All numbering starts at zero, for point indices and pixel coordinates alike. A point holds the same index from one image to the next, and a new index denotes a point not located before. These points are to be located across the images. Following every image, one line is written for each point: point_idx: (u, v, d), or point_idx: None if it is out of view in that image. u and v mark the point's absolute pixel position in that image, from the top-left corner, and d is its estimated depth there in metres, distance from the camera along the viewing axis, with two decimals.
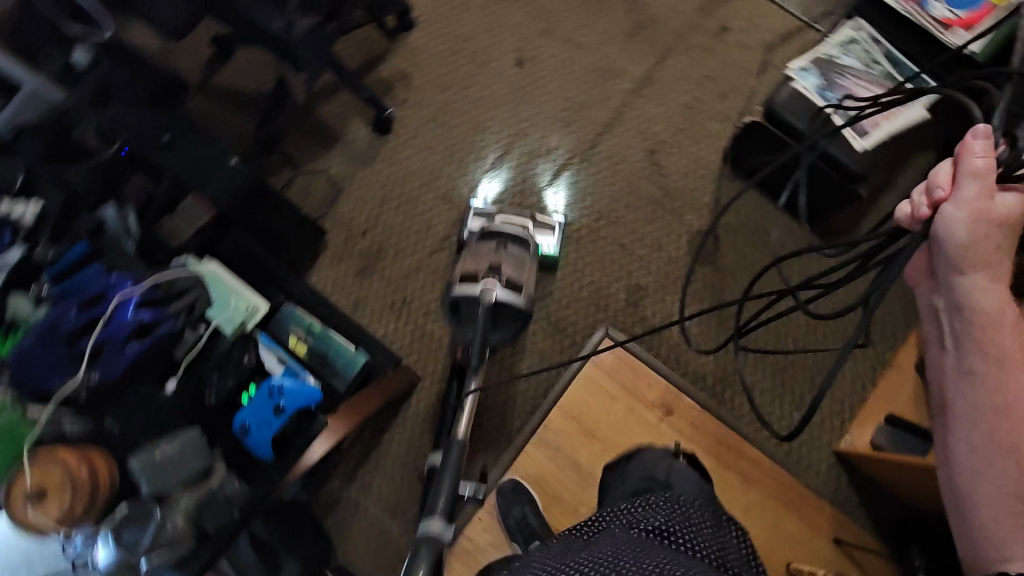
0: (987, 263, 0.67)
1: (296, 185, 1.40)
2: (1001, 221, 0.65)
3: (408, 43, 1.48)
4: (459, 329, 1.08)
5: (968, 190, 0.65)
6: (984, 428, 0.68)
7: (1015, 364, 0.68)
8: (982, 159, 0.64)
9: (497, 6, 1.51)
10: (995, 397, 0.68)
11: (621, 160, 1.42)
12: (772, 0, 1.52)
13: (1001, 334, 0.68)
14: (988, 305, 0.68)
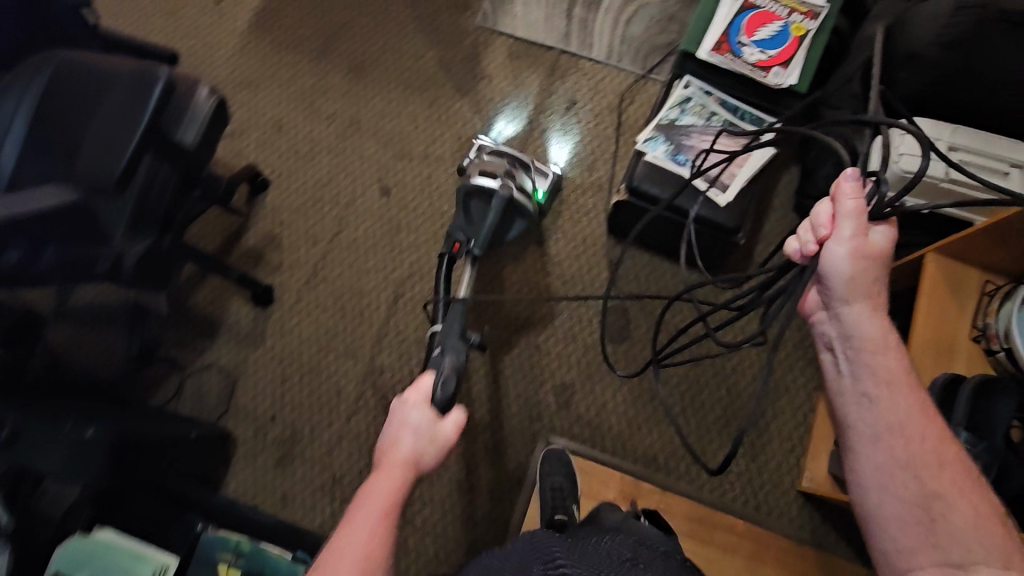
0: (868, 293, 0.67)
1: (187, 389, 1.31)
2: (878, 258, 0.66)
3: (267, 205, 1.43)
4: (470, 219, 1.20)
5: (845, 228, 0.65)
6: (884, 446, 0.66)
7: (899, 384, 0.67)
8: (856, 199, 0.65)
9: (346, 143, 1.47)
10: (889, 416, 0.66)
11: (512, 260, 1.38)
12: (607, 62, 1.53)
13: (886, 358, 0.67)
14: (874, 333, 0.68)
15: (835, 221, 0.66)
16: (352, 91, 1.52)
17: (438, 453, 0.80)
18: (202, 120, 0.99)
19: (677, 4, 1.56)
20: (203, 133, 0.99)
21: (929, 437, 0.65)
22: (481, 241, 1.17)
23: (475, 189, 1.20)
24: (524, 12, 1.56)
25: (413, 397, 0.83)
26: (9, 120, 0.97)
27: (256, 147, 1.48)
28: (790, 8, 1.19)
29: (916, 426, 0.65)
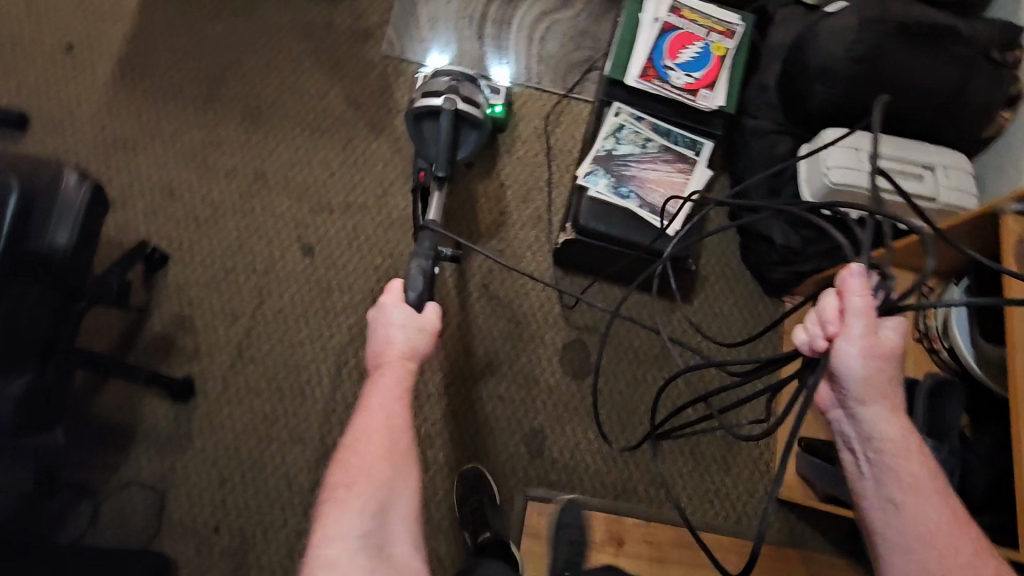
0: (883, 396, 0.68)
1: (105, 513, 1.12)
2: (891, 354, 0.65)
3: (170, 283, 1.24)
4: (421, 139, 1.18)
5: (855, 327, 0.63)
6: (915, 554, 0.68)
7: (924, 489, 0.68)
8: (864, 296, 0.63)
9: (253, 201, 1.31)
10: (918, 523, 0.68)
11: (460, 308, 1.30)
12: (526, 85, 1.46)
13: (910, 462, 0.68)
14: (894, 435, 0.68)
15: (844, 318, 0.64)
16: (252, 140, 1.35)
17: (431, 338, 0.81)
18: (75, 215, 0.82)
19: (588, 18, 1.53)
20: (79, 232, 0.82)
21: (960, 544, 0.67)
22: (440, 159, 1.10)
23: (424, 114, 1.17)
24: (432, 35, 1.46)
25: (388, 299, 0.80)
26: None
27: (145, 216, 1.28)
28: (708, 27, 1.19)
29: (944, 534, 0.67)
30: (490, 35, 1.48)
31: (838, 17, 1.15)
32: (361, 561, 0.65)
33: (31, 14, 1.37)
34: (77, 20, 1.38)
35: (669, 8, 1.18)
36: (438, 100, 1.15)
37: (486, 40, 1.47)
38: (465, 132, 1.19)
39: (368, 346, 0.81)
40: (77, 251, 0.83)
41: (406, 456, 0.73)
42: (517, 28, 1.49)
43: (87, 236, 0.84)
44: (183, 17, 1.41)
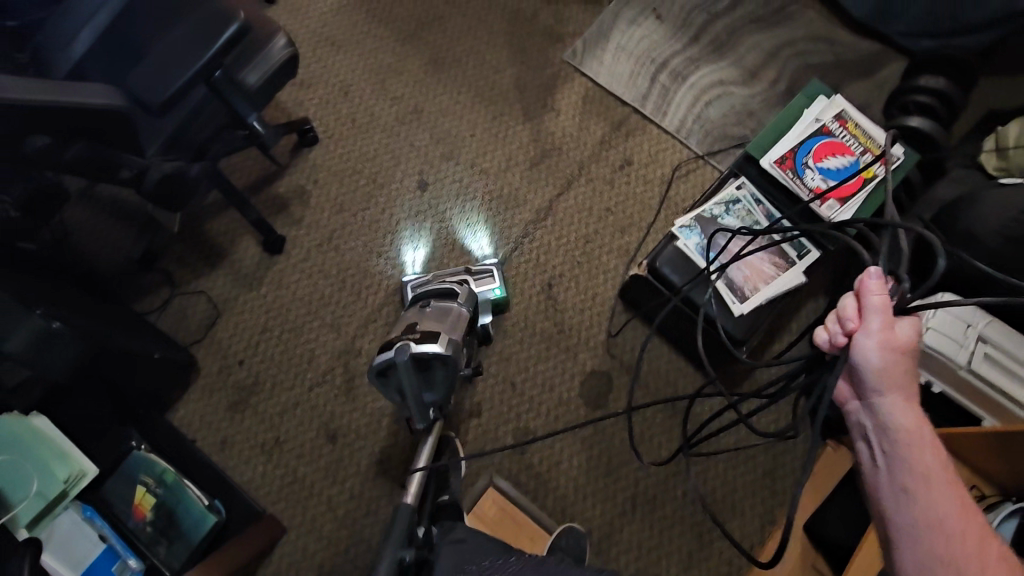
0: (900, 385, 0.68)
1: (171, 306, 1.32)
2: (909, 348, 0.68)
3: (309, 160, 1.45)
4: (388, 392, 1.02)
5: (872, 322, 0.67)
6: (922, 544, 0.62)
7: (938, 479, 0.64)
8: (880, 293, 0.68)
9: (401, 127, 1.49)
10: (931, 513, 0.63)
11: (518, 292, 1.38)
12: (673, 134, 1.52)
13: (924, 451, 0.65)
14: (910, 426, 0.67)
15: (862, 316, 0.68)
16: (425, 81, 1.54)
17: None
18: (269, 66, 1.04)
19: (760, 103, 1.56)
20: (266, 81, 1.04)
21: (973, 537, 0.61)
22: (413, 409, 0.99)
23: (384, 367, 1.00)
24: (612, 60, 1.58)
25: None
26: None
27: (319, 102, 1.50)
28: (866, 147, 1.17)
29: (959, 524, 0.61)
30: (662, 81, 1.57)
31: (1006, 191, 1.10)
32: None
33: None
34: None
35: (836, 115, 1.19)
36: (391, 352, 0.97)
37: (657, 82, 1.56)
38: (434, 372, 1.01)
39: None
40: (262, 93, 1.05)
41: None
42: (689, 83, 1.56)
43: (272, 85, 1.06)
44: None
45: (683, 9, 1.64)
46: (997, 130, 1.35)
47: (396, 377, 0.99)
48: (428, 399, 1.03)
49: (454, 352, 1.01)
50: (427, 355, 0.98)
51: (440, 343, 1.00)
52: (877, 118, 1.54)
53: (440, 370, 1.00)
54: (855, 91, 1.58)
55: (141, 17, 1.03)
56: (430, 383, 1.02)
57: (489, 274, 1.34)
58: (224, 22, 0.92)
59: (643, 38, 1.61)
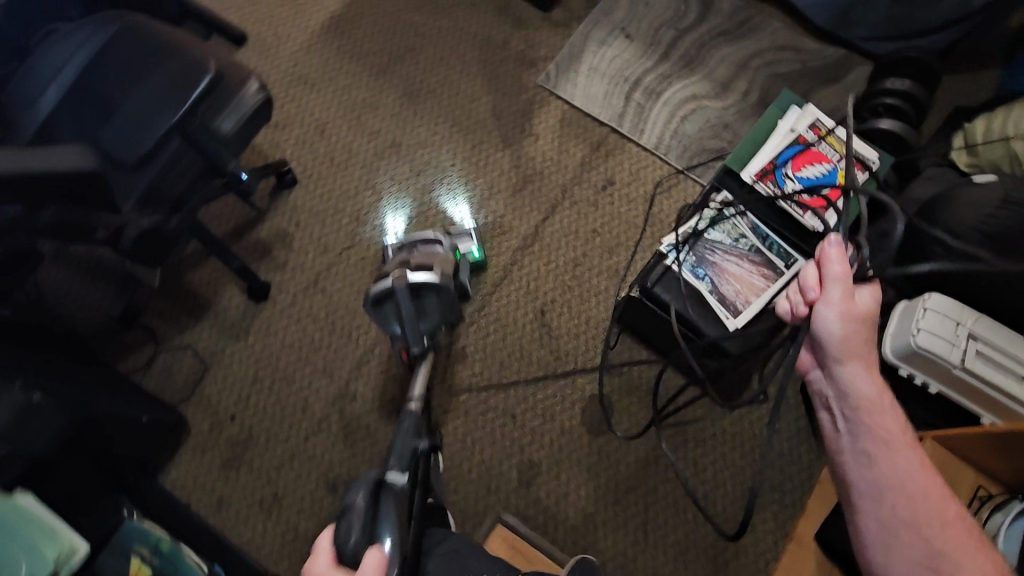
0: (859, 351, 0.90)
1: (156, 364, 1.28)
2: (865, 319, 0.91)
3: (289, 202, 1.42)
4: (385, 323, 1.07)
5: (833, 294, 0.91)
6: (884, 499, 0.80)
7: (894, 440, 0.84)
8: (839, 265, 0.91)
9: (381, 162, 1.48)
10: (890, 470, 0.82)
11: (511, 321, 1.36)
12: (652, 150, 1.53)
13: (881, 414, 0.87)
14: (869, 390, 0.89)
15: (825, 285, 0.92)
16: (401, 114, 1.53)
17: None
18: (242, 114, 1.01)
19: (735, 114, 1.58)
20: (239, 128, 1.00)
21: (927, 491, 0.79)
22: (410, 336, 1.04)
23: (381, 295, 1.06)
24: (586, 81, 1.59)
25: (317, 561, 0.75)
26: (72, 54, 1.02)
27: (295, 143, 1.48)
28: (842, 154, 1.18)
29: (913, 479, 0.80)
30: (637, 98, 1.58)
31: (980, 187, 1.12)
32: None
33: None
34: None
35: (809, 124, 1.20)
36: (388, 281, 1.04)
37: (632, 100, 1.58)
38: (428, 299, 1.07)
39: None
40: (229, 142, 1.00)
41: None
42: (664, 99, 1.58)
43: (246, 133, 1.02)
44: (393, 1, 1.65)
45: (651, 26, 1.66)
46: (965, 127, 1.37)
47: (394, 303, 1.05)
48: (424, 327, 1.09)
49: (448, 282, 1.07)
50: (423, 282, 1.05)
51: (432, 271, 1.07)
52: None
53: (434, 298, 1.07)
54: (825, 97, 1.61)
55: (104, 69, 1.00)
56: (424, 312, 1.08)
57: (469, 235, 1.37)
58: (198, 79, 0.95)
59: (614, 57, 1.62)
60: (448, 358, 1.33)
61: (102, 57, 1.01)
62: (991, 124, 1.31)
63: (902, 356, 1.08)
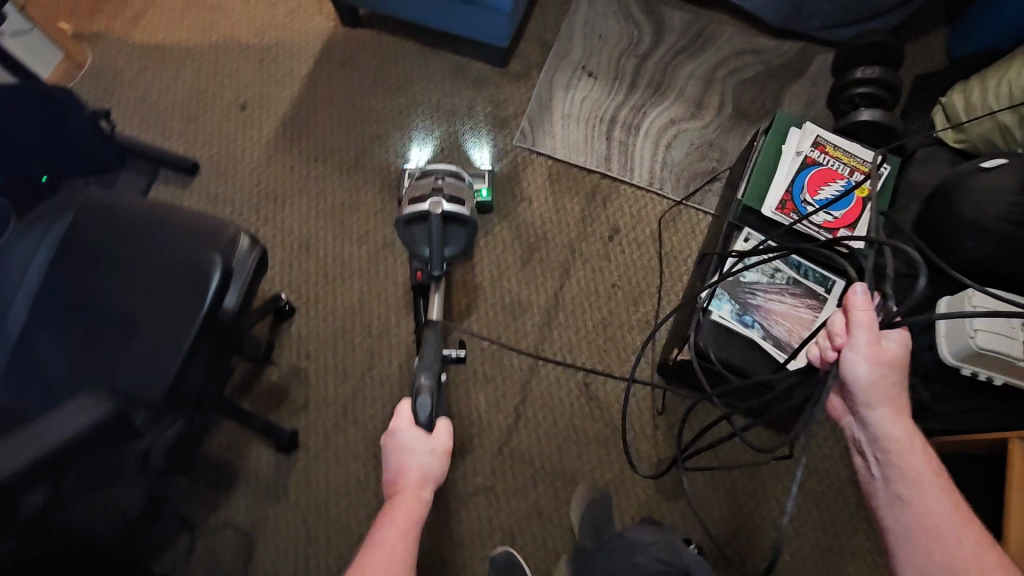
0: (885, 397, 0.82)
1: (198, 551, 1.17)
2: (892, 362, 0.81)
3: (293, 334, 1.34)
4: (413, 244, 1.10)
5: (861, 338, 0.80)
6: (920, 548, 0.75)
7: (928, 485, 0.78)
8: (866, 311, 0.80)
9: (378, 266, 1.41)
10: (923, 518, 0.76)
11: (557, 404, 1.32)
12: (647, 189, 1.50)
13: (913, 459, 0.80)
14: (900, 436, 0.82)
15: (850, 330, 0.81)
16: (385, 209, 1.45)
17: (443, 459, 0.83)
18: (244, 280, 0.92)
19: (716, 131, 1.56)
20: (244, 297, 0.92)
21: (969, 540, 0.73)
22: (435, 260, 1.06)
23: (413, 217, 1.09)
24: (563, 131, 1.54)
25: (398, 424, 0.83)
26: (31, 258, 0.92)
27: (283, 268, 1.40)
28: (851, 166, 1.18)
29: (949, 526, 0.75)
30: (617, 138, 1.54)
31: (993, 172, 1.11)
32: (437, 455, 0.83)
33: (219, 74, 1.58)
34: (253, 83, 1.57)
35: (813, 142, 1.19)
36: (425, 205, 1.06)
37: (612, 140, 1.54)
38: (454, 229, 1.10)
39: (382, 473, 0.83)
40: (238, 316, 0.91)
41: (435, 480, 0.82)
42: (644, 133, 1.54)
43: (251, 297, 0.93)
44: (343, 90, 1.56)
45: (610, 59, 1.62)
46: (944, 104, 1.39)
47: (425, 227, 1.09)
48: (449, 252, 1.11)
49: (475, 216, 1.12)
50: (455, 214, 1.09)
51: (464, 207, 1.11)
52: (826, 116, 1.58)
53: (461, 229, 1.11)
54: (796, 94, 1.61)
55: (69, 266, 0.91)
56: (450, 240, 1.11)
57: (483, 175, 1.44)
58: (200, 274, 0.89)
59: (583, 99, 1.58)
60: (506, 457, 1.28)
61: (62, 254, 0.92)
62: (970, 98, 1.33)
63: (964, 357, 1.09)
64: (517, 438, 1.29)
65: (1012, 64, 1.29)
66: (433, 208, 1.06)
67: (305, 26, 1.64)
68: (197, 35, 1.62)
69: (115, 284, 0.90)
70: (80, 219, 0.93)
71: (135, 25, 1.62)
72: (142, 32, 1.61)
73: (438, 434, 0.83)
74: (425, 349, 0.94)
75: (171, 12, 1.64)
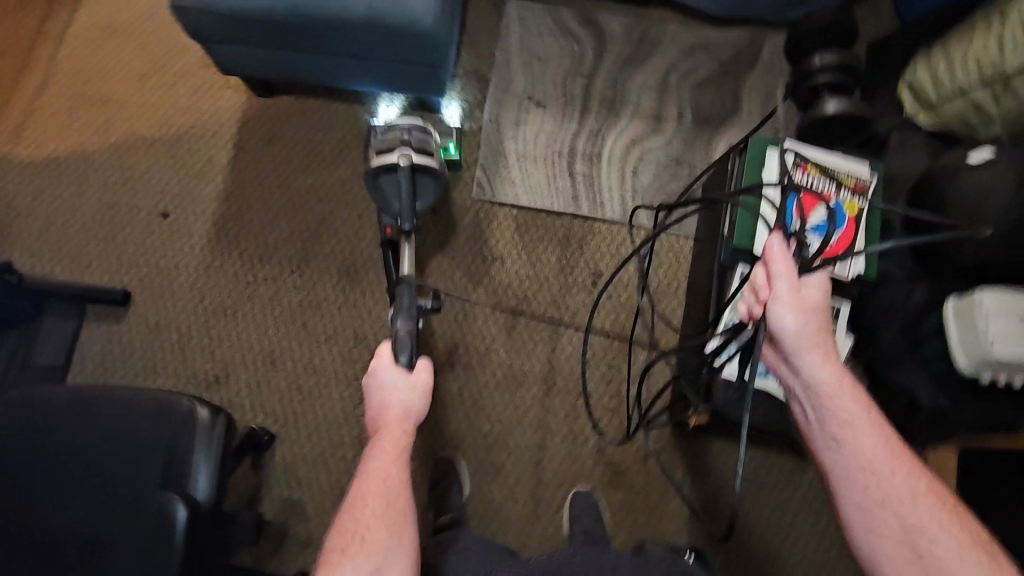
0: (814, 344, 0.81)
1: None
2: (815, 309, 0.82)
3: (279, 462, 1.23)
4: (382, 198, 1.17)
5: (781, 290, 0.81)
6: (858, 480, 0.76)
7: (859, 423, 0.78)
8: (785, 262, 0.83)
9: (354, 365, 1.29)
10: (860, 456, 0.77)
11: (576, 478, 1.26)
12: (623, 222, 1.40)
13: (844, 401, 0.79)
14: (830, 378, 0.80)
15: (773, 284, 0.82)
16: (349, 300, 1.33)
17: (423, 396, 0.89)
18: (213, 455, 0.88)
19: (680, 145, 1.46)
20: (216, 476, 0.88)
21: (897, 467, 0.76)
22: (406, 212, 1.12)
23: (381, 169, 1.15)
24: (522, 175, 1.42)
25: (379, 362, 0.90)
26: None
27: (252, 391, 1.27)
28: (838, 182, 1.12)
29: (880, 457, 0.76)
30: (580, 171, 1.43)
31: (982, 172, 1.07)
32: (415, 390, 0.89)
33: (127, 182, 1.40)
34: (169, 185, 1.41)
35: (794, 162, 1.11)
36: (393, 158, 1.14)
37: (575, 175, 1.43)
38: (423, 180, 1.17)
39: (365, 409, 0.90)
40: (213, 499, 0.86)
41: (415, 414, 0.88)
42: (606, 161, 1.44)
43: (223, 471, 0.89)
44: (273, 173, 1.41)
45: (555, 83, 1.49)
46: (908, 79, 1.32)
47: (395, 179, 1.15)
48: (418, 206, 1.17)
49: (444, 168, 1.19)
50: (422, 165, 1.16)
51: (433, 159, 1.17)
52: (789, 106, 1.50)
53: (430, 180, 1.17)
54: (755, 87, 1.51)
55: (13, 483, 0.83)
56: (419, 191, 1.17)
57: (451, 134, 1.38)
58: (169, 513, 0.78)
59: (536, 134, 1.45)
60: (534, 545, 1.22)
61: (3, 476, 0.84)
62: (937, 71, 1.26)
63: (982, 366, 1.05)
64: (540, 523, 1.23)
65: (976, 31, 1.20)
66: (400, 160, 1.13)
67: (213, 105, 1.46)
68: (92, 138, 1.43)
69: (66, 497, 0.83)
70: (9, 428, 0.86)
71: (18, 139, 1.43)
72: (28, 146, 1.42)
73: (416, 374, 0.90)
74: (400, 297, 0.98)
75: (55, 117, 1.45)
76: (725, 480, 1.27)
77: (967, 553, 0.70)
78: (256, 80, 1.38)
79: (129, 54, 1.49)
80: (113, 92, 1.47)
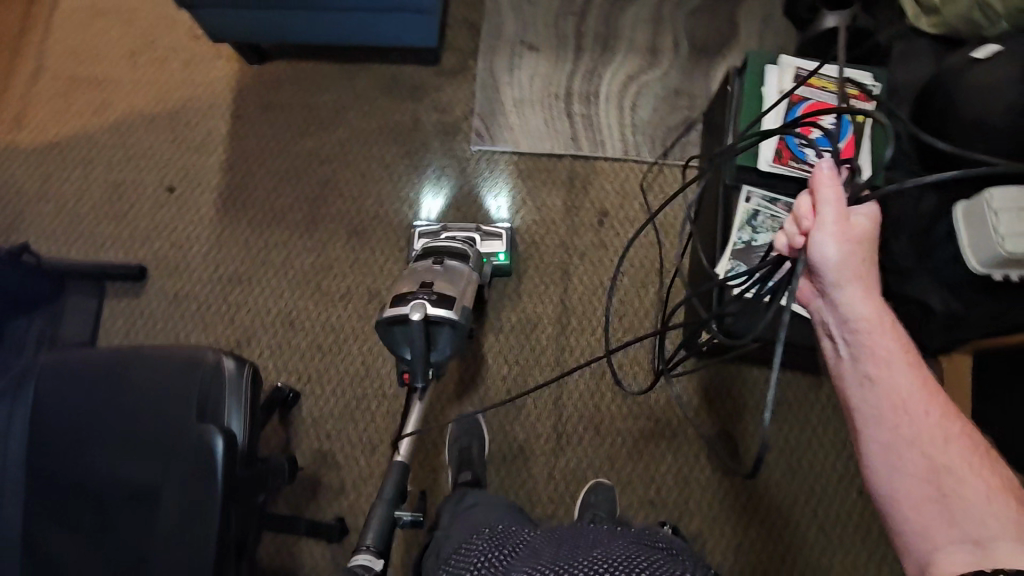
0: (856, 275, 0.72)
1: None
2: (863, 239, 0.72)
3: (306, 418, 1.27)
4: (393, 349, 0.99)
5: (827, 215, 0.70)
6: (889, 421, 0.69)
7: (896, 360, 0.71)
8: (833, 185, 0.71)
9: (369, 321, 1.31)
10: (892, 395, 0.70)
11: (596, 411, 1.28)
12: (625, 158, 1.40)
13: (884, 336, 0.71)
14: (868, 313, 0.72)
15: (816, 210, 0.71)
16: (358, 258, 1.35)
17: None
18: (242, 401, 0.90)
19: (678, 75, 1.44)
20: (248, 420, 0.90)
21: (935, 411, 0.68)
22: (417, 370, 0.96)
23: (392, 318, 0.97)
24: (520, 120, 1.42)
25: None
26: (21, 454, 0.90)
27: (273, 354, 1.30)
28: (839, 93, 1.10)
29: (915, 397, 0.69)
30: (577, 110, 1.42)
31: (987, 68, 1.05)
32: None
33: (129, 161, 1.42)
34: (170, 159, 1.42)
35: (793, 77, 1.10)
36: (405, 309, 0.95)
37: (572, 114, 1.42)
38: (439, 334, 0.98)
39: None
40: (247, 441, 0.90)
41: None
42: (603, 97, 1.42)
43: (255, 414, 0.91)
44: (271, 141, 1.42)
45: (547, 24, 1.47)
46: None
47: (406, 333, 0.96)
48: (433, 358, 1.00)
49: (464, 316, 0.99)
50: (439, 318, 0.96)
51: (456, 309, 0.98)
52: (787, 26, 1.46)
53: (448, 332, 0.97)
54: (751, 8, 1.47)
55: (60, 444, 0.88)
56: (434, 343, 0.98)
57: (500, 236, 1.30)
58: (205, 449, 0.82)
59: (532, 78, 1.44)
60: (559, 479, 1.25)
61: (49, 436, 0.88)
62: None
63: (993, 264, 1.04)
64: (563, 457, 1.26)
65: None
66: (413, 313, 0.94)
67: (206, 77, 1.46)
68: (91, 119, 1.44)
69: (111, 460, 0.87)
70: (48, 393, 0.90)
71: (18, 127, 1.44)
72: (29, 133, 1.44)
73: None
74: (375, 510, 0.88)
75: (53, 101, 1.45)
76: (744, 402, 1.28)
77: (995, 499, 0.63)
78: (246, 46, 1.38)
79: (117, 34, 1.49)
80: (105, 72, 1.47)
